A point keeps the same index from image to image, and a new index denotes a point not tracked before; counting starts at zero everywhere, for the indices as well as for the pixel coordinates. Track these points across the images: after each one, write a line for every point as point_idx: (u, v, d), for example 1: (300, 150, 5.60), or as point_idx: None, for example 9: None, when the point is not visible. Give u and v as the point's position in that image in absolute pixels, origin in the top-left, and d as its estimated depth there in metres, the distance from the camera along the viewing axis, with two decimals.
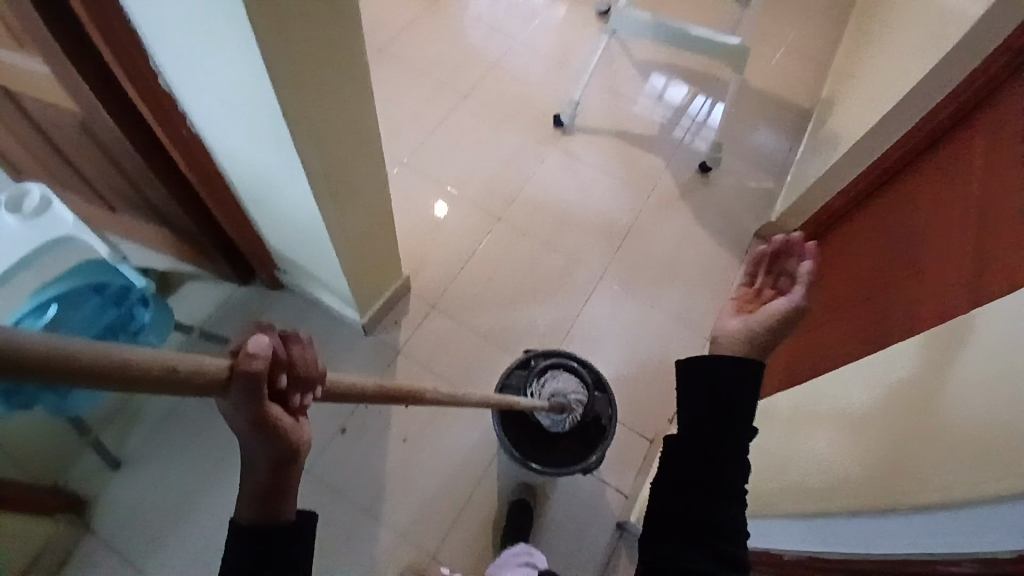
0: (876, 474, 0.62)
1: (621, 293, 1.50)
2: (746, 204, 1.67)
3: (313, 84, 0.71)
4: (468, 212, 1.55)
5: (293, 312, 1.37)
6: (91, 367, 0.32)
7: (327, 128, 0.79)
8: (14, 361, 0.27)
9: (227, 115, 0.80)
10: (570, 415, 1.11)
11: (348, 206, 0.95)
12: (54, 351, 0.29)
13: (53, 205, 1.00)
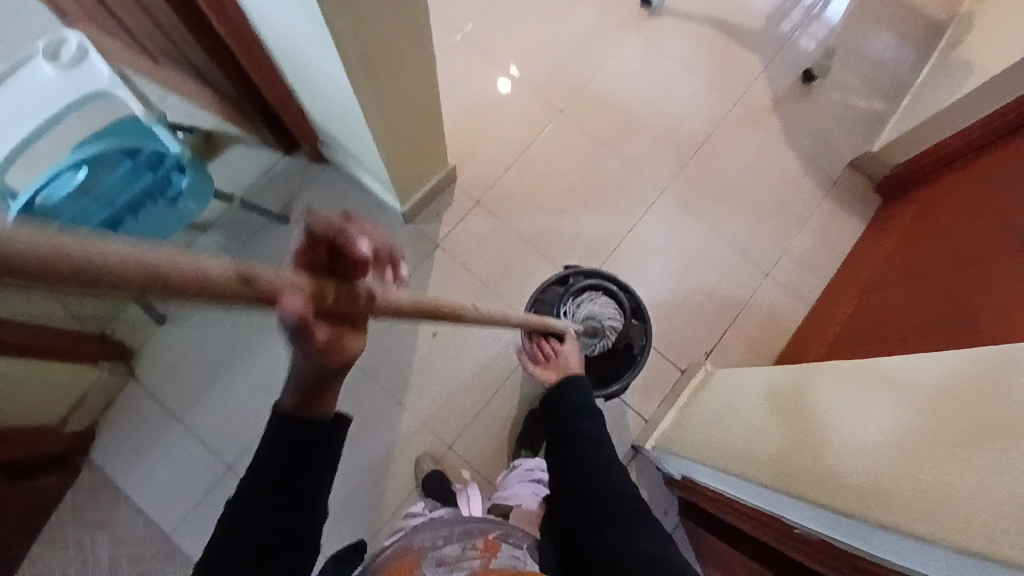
0: (909, 487, 0.58)
1: (680, 212, 1.37)
2: (847, 125, 1.44)
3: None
4: (527, 99, 1.40)
5: (335, 190, 1.32)
6: (248, 288, 0.32)
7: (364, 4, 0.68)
8: (196, 289, 0.28)
9: None
10: (602, 340, 1.08)
11: (388, 92, 0.86)
12: (226, 277, 0.30)
13: (89, 56, 0.96)
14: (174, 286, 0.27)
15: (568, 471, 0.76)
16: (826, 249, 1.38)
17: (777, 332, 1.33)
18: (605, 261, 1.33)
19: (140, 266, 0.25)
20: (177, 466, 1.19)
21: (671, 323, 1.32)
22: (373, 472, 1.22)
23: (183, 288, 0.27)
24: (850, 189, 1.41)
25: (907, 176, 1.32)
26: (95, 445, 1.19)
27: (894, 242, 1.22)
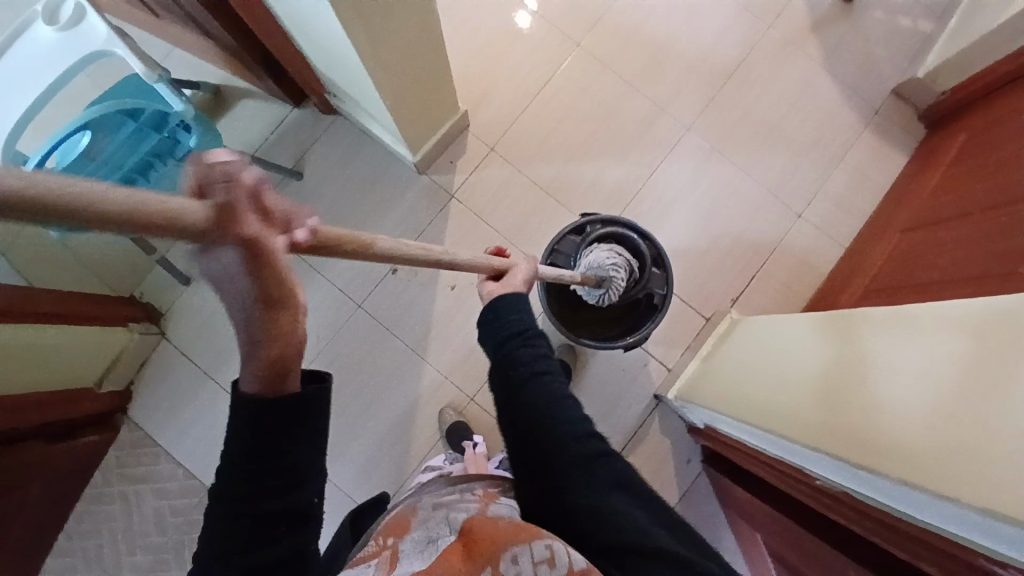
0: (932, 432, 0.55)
1: (707, 151, 1.30)
2: (893, 46, 1.32)
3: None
4: (542, 34, 1.32)
5: (347, 141, 1.29)
6: (195, 231, 0.29)
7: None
8: (125, 226, 0.25)
9: None
10: (608, 290, 1.01)
11: (382, 35, 0.81)
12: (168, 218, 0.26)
13: (88, 15, 0.91)
14: (94, 223, 0.24)
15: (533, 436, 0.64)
16: (864, 184, 1.29)
17: (808, 275, 1.27)
18: (628, 205, 1.28)
19: (38, 188, 0.21)
20: (208, 419, 1.24)
21: (696, 269, 1.27)
22: (398, 424, 1.24)
23: (104, 222, 0.24)
24: (893, 118, 1.31)
25: (957, 101, 1.21)
26: (132, 402, 1.25)
27: (940, 173, 1.13)
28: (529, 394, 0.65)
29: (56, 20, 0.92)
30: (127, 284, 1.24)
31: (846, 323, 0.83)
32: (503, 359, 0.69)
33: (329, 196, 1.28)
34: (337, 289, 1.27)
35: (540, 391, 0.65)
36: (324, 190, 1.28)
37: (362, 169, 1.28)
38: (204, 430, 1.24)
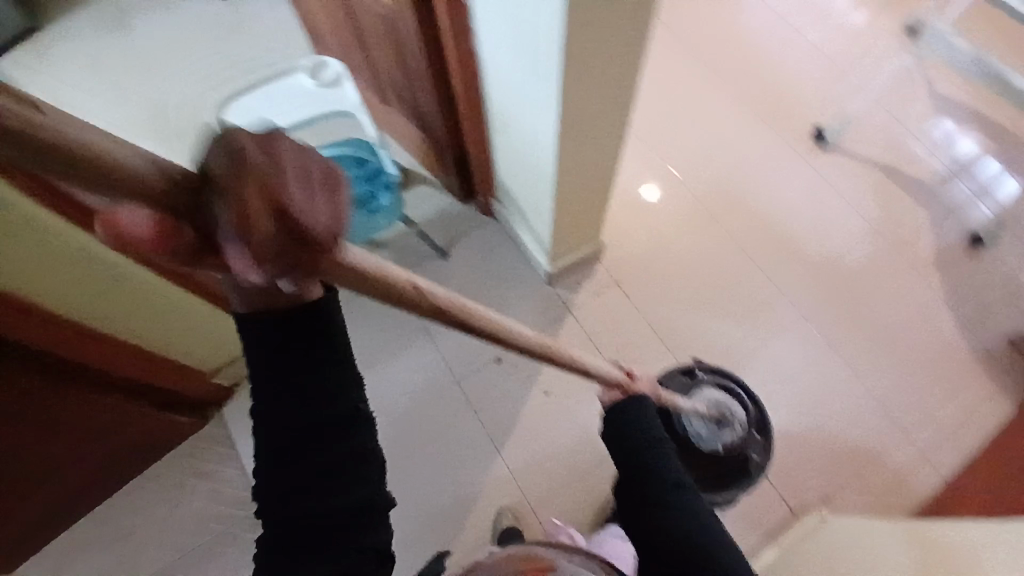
0: None
1: (817, 340, 1.34)
2: (1014, 299, 1.38)
3: (597, 22, 0.72)
4: (683, 199, 1.48)
5: (493, 242, 1.45)
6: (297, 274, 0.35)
7: (593, 71, 0.81)
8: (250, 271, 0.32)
9: (513, 45, 0.86)
10: (726, 430, 1.06)
11: (579, 156, 0.98)
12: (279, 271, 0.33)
13: (344, 82, 1.22)
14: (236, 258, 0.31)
15: (649, 521, 0.70)
16: (973, 420, 1.28)
17: (902, 493, 1.22)
18: (731, 367, 1.32)
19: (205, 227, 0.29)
20: None
21: (786, 450, 1.26)
22: (454, 510, 1.22)
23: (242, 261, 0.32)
24: (1008, 362, 1.33)
25: None
26: (228, 400, 1.33)
27: None
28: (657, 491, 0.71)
29: (318, 77, 1.21)
30: None
31: (949, 547, 0.81)
32: (636, 471, 0.74)
33: (465, 281, 1.42)
34: (441, 360, 1.34)
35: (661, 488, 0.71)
36: (462, 274, 1.42)
37: (500, 266, 1.43)
38: None
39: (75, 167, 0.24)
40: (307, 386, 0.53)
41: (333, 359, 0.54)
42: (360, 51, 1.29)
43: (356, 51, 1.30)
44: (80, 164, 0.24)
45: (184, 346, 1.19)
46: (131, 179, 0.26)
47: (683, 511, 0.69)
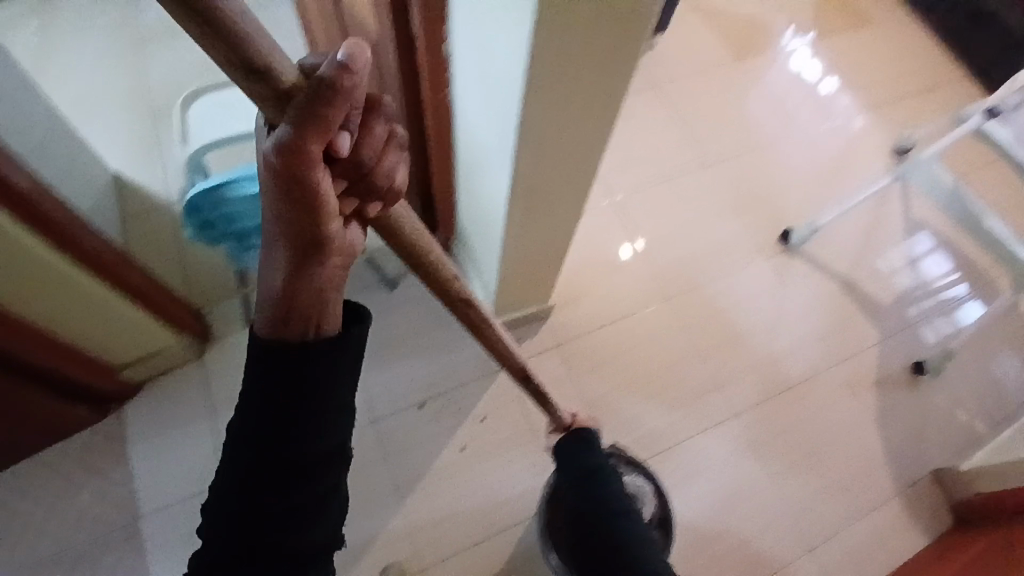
0: None
1: (749, 444, 1.33)
2: (940, 433, 1.40)
3: (558, 104, 0.69)
4: (643, 274, 1.49)
5: None
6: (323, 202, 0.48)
7: (552, 148, 0.78)
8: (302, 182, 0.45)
9: (480, 100, 0.82)
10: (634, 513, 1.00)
11: (530, 222, 0.96)
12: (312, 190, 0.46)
13: None
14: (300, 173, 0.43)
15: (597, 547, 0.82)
16: (882, 549, 1.28)
17: None
18: (655, 453, 1.31)
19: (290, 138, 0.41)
20: (185, 452, 1.24)
21: (693, 549, 1.24)
22: (343, 556, 1.17)
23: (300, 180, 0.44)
24: (926, 497, 1.34)
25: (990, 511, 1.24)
26: (135, 396, 1.27)
27: (956, 568, 1.13)
28: (605, 517, 0.84)
29: None
30: (198, 299, 1.34)
31: None
32: (591, 499, 0.88)
33: (405, 317, 1.35)
34: (362, 396, 1.28)
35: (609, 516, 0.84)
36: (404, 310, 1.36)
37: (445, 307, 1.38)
38: (173, 463, 1.23)
39: (235, 42, 0.33)
40: (289, 412, 0.56)
41: (320, 390, 0.56)
42: None
43: None
44: (251, 51, 0.34)
45: (96, 342, 1.13)
46: (280, 76, 0.36)
47: (630, 537, 0.82)
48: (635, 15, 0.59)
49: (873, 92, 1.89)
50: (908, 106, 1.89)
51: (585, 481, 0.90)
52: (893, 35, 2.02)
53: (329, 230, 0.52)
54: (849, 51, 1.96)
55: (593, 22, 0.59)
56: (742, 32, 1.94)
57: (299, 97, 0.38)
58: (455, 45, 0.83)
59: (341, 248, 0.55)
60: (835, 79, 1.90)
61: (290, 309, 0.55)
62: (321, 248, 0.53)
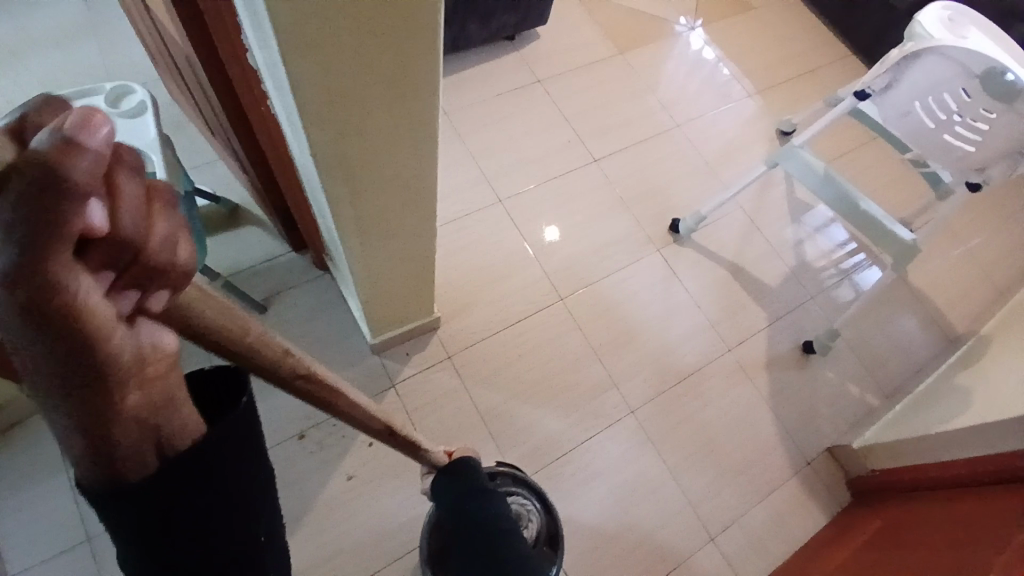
0: None
1: (645, 439, 1.33)
2: (833, 410, 1.43)
3: (355, 132, 0.63)
4: (536, 276, 1.46)
5: (322, 300, 1.33)
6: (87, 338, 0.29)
7: (370, 176, 0.71)
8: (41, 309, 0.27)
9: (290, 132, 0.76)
10: None
11: (375, 249, 0.89)
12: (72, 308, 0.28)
13: (146, 113, 1.03)
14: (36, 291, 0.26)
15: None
16: (780, 532, 1.29)
17: None
18: (553, 461, 1.27)
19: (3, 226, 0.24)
20: (38, 511, 1.12)
21: (595, 556, 1.21)
22: None
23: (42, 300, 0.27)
24: (822, 475, 1.35)
25: (878, 484, 1.26)
26: None
27: (850, 551, 1.14)
28: (488, 544, 0.74)
29: (116, 104, 1.04)
30: None
31: None
32: (476, 516, 0.78)
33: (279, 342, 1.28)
34: None
35: (494, 543, 0.75)
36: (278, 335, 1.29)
37: (322, 328, 1.31)
38: (24, 524, 1.11)
39: None
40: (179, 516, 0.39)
41: (212, 465, 0.40)
42: (182, 84, 1.16)
43: (179, 82, 1.17)
44: None
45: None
46: None
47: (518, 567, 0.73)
48: (408, 31, 0.53)
49: (763, 76, 1.94)
50: (794, 88, 1.93)
51: (461, 505, 0.80)
52: (779, 19, 2.07)
53: (145, 359, 0.34)
54: (736, 37, 2.00)
55: (356, 48, 0.53)
56: (629, 24, 1.95)
57: (19, 183, 0.24)
58: (258, 68, 0.76)
59: (157, 394, 0.36)
60: (729, 64, 1.94)
61: (108, 467, 0.35)
62: (120, 391, 0.33)
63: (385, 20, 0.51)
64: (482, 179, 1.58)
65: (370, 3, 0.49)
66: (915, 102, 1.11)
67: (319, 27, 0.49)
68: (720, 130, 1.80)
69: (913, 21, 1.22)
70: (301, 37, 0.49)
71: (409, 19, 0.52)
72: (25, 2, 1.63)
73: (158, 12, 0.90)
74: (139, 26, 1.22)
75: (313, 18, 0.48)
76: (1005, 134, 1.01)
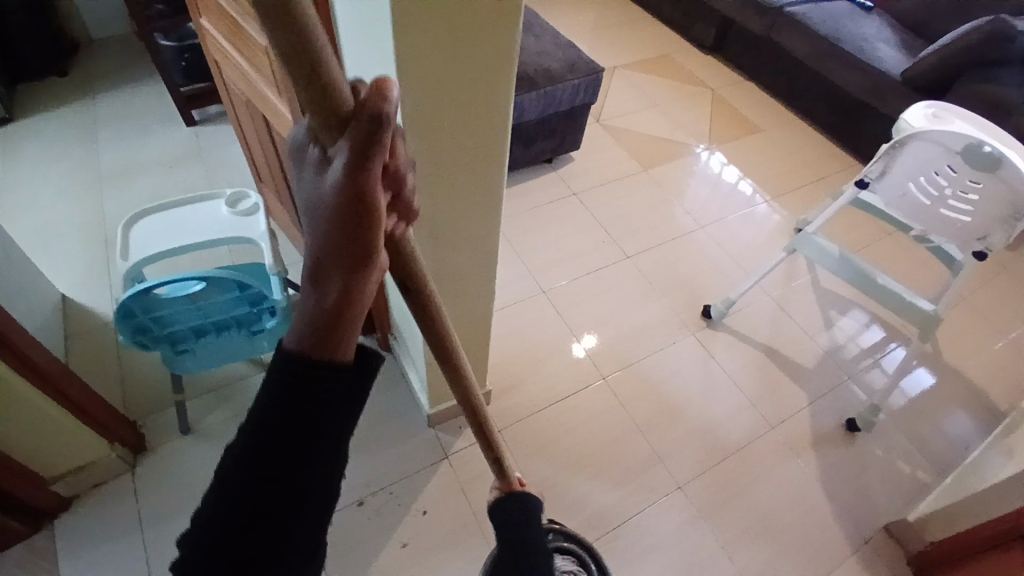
0: None
1: (693, 514, 1.33)
2: (887, 487, 1.41)
3: (446, 190, 0.80)
4: (578, 356, 1.57)
5: (384, 378, 1.46)
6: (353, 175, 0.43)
7: (452, 232, 0.88)
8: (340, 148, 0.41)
9: None
10: None
11: (445, 306, 1.04)
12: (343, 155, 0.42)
13: (258, 212, 1.26)
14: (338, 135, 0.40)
15: None
16: None
17: None
18: (604, 533, 1.29)
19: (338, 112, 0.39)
20: (114, 565, 1.17)
21: None
22: None
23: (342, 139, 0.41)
24: (882, 554, 1.31)
25: (942, 559, 1.22)
26: (68, 513, 1.22)
27: None
28: None
29: (234, 206, 1.27)
30: (138, 413, 1.36)
31: None
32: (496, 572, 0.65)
33: None
34: None
35: None
36: None
37: (384, 402, 1.42)
38: None
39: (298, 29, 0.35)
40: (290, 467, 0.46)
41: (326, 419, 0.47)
42: (284, 192, 1.41)
43: (281, 191, 1.43)
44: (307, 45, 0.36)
45: (31, 452, 1.12)
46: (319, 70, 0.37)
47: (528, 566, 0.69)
48: (488, 117, 0.74)
49: (775, 183, 2.16)
50: (806, 192, 2.14)
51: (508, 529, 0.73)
52: (785, 137, 2.35)
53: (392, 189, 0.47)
54: (747, 152, 2.27)
55: (456, 125, 0.73)
56: (650, 146, 2.24)
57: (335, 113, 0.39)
58: None
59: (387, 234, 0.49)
60: (749, 182, 2.16)
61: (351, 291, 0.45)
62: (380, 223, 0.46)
63: (476, 98, 0.71)
64: (526, 273, 1.76)
65: (470, 95, 0.70)
66: (908, 183, 1.26)
67: (434, 109, 0.69)
68: (742, 227, 1.99)
69: (899, 119, 1.41)
70: (419, 120, 0.70)
71: (493, 103, 0.73)
72: (152, 141, 2.03)
73: (278, 129, 1.15)
74: (252, 152, 1.51)
75: (427, 96, 0.67)
76: (995, 202, 1.14)
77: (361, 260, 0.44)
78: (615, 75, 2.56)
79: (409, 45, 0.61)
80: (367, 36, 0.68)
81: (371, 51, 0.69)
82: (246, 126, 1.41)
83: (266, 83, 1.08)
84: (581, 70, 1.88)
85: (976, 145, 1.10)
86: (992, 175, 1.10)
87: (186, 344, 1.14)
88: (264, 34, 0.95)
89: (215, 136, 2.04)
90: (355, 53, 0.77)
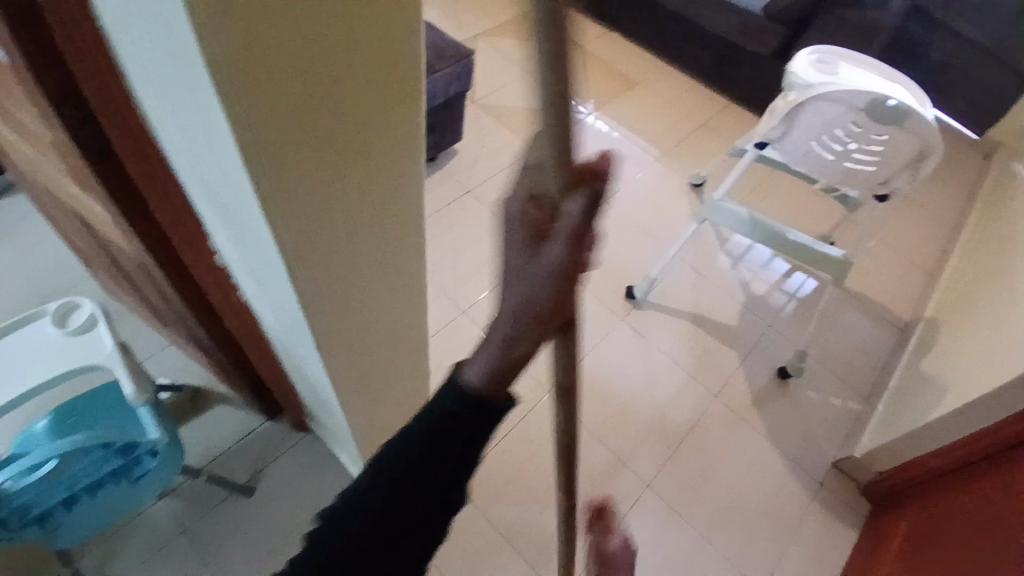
0: None
1: (667, 510, 1.33)
2: (828, 427, 1.49)
3: (344, 278, 0.61)
4: (518, 374, 1.49)
5: (310, 463, 1.30)
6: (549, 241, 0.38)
7: (364, 316, 0.70)
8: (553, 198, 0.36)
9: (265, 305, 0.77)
10: None
11: (373, 404, 0.90)
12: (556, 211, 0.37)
13: (98, 325, 1.02)
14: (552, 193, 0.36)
15: None
16: (819, 564, 1.30)
17: None
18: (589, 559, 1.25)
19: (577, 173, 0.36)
20: None
21: None
22: None
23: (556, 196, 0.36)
24: (837, 494, 1.39)
25: (893, 491, 1.31)
26: None
27: (891, 566, 1.17)
28: None
29: (64, 325, 1.02)
30: None
31: None
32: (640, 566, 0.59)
33: (274, 520, 1.23)
34: None
35: None
36: (272, 513, 1.23)
37: (317, 492, 1.27)
38: None
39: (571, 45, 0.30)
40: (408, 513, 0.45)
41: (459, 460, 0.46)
42: (130, 284, 1.15)
43: (127, 283, 1.17)
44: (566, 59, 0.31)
45: None
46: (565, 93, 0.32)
47: None
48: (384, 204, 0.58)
49: (664, 137, 2.15)
50: (693, 142, 2.15)
51: None
52: (661, 86, 2.33)
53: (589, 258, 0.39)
54: (630, 109, 2.22)
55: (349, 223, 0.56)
56: (534, 120, 2.13)
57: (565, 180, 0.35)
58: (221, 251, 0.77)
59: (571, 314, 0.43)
60: (639, 140, 2.12)
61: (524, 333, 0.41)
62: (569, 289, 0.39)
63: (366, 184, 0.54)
64: (442, 294, 1.62)
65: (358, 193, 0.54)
66: (812, 142, 1.26)
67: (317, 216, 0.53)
68: (643, 191, 1.96)
69: (787, 72, 1.40)
70: (297, 243, 0.53)
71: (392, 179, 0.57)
72: None
73: (102, 230, 0.89)
74: (74, 242, 1.22)
75: (297, 172, 0.47)
76: (899, 149, 1.17)
77: (546, 329, 0.41)
78: (480, 44, 2.37)
79: (263, 112, 0.41)
80: (195, 144, 0.48)
81: (205, 159, 0.49)
82: (59, 215, 1.12)
83: (70, 183, 0.83)
84: (451, 56, 1.69)
85: (880, 100, 1.11)
86: (898, 126, 1.13)
87: (58, 518, 0.93)
88: (45, 136, 0.70)
89: (22, 207, 1.65)
90: (177, 148, 0.55)
